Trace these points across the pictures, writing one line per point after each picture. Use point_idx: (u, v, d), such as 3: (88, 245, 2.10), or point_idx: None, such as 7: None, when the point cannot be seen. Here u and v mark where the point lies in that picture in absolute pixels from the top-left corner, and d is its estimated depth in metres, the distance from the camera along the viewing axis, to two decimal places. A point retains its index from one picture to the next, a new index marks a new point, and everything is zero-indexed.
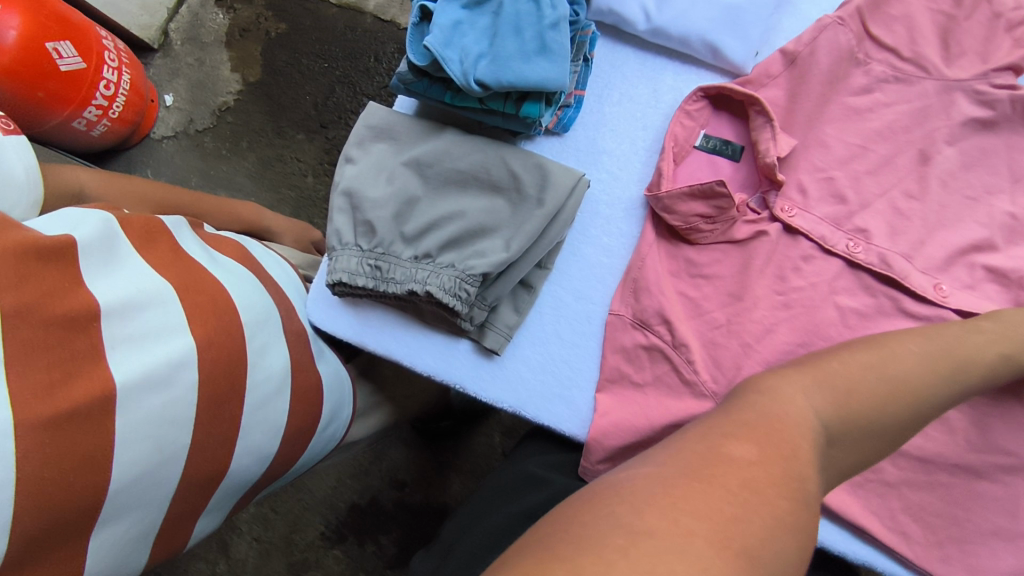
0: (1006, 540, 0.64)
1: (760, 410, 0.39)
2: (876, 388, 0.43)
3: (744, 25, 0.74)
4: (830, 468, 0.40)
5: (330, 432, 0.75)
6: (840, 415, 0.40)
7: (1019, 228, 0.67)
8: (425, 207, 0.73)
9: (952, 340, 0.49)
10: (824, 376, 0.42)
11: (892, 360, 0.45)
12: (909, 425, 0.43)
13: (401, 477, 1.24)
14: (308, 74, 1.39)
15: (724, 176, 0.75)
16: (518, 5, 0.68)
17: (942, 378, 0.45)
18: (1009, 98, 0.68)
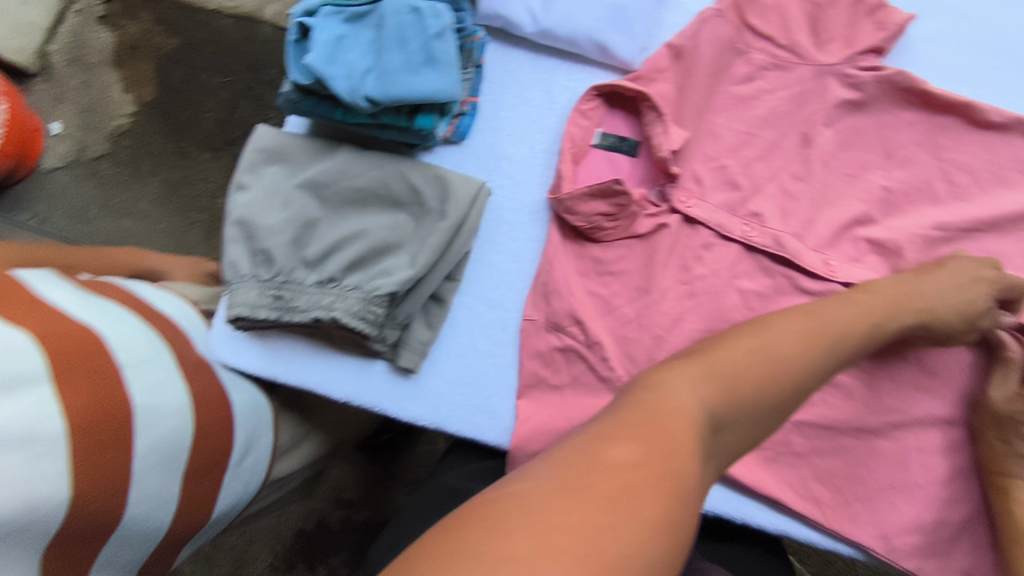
0: (902, 492, 0.69)
1: (641, 406, 0.40)
2: (761, 372, 0.44)
3: (628, 23, 0.75)
4: (714, 454, 0.42)
5: (249, 466, 0.72)
6: (725, 402, 0.42)
7: (892, 201, 0.72)
8: (325, 229, 0.72)
9: (835, 315, 0.51)
10: (711, 365, 0.44)
11: (777, 341, 0.47)
12: (791, 401, 0.46)
13: (347, 495, 1.22)
14: (205, 89, 1.32)
15: (623, 172, 0.76)
16: (399, 15, 0.67)
17: (821, 354, 0.47)
18: (873, 80, 0.72)
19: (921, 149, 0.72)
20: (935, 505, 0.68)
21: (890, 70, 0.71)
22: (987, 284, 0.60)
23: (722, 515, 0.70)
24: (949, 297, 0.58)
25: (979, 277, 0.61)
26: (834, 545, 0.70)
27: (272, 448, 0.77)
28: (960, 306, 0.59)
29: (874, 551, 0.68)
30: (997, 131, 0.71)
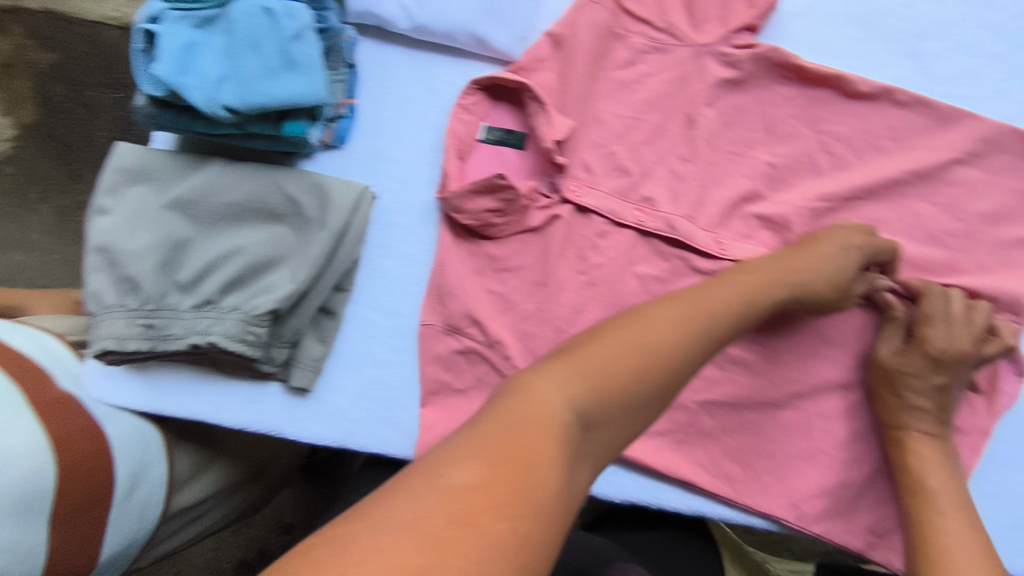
0: (808, 460, 0.69)
1: (504, 420, 0.39)
2: (634, 363, 0.43)
3: (503, 12, 0.73)
4: (586, 456, 0.41)
5: (140, 498, 0.68)
6: (596, 400, 0.41)
7: (777, 175, 0.73)
8: (198, 250, 0.69)
9: (711, 299, 0.50)
10: (581, 362, 0.42)
11: (651, 329, 0.45)
12: (671, 389, 0.45)
13: (287, 520, 1.13)
14: (95, 106, 1.17)
15: (512, 166, 0.75)
16: (251, 17, 0.63)
17: (698, 340, 0.47)
18: (749, 58, 0.72)
19: (800, 123, 0.72)
20: (839, 469, 0.69)
21: (764, 47, 0.71)
22: (853, 252, 0.62)
23: (635, 502, 0.71)
24: (821, 270, 0.59)
25: (847, 246, 0.62)
26: (748, 519, 0.70)
27: (168, 477, 0.72)
28: (829, 277, 0.59)
29: (784, 520, 0.69)
30: (870, 100, 0.71)
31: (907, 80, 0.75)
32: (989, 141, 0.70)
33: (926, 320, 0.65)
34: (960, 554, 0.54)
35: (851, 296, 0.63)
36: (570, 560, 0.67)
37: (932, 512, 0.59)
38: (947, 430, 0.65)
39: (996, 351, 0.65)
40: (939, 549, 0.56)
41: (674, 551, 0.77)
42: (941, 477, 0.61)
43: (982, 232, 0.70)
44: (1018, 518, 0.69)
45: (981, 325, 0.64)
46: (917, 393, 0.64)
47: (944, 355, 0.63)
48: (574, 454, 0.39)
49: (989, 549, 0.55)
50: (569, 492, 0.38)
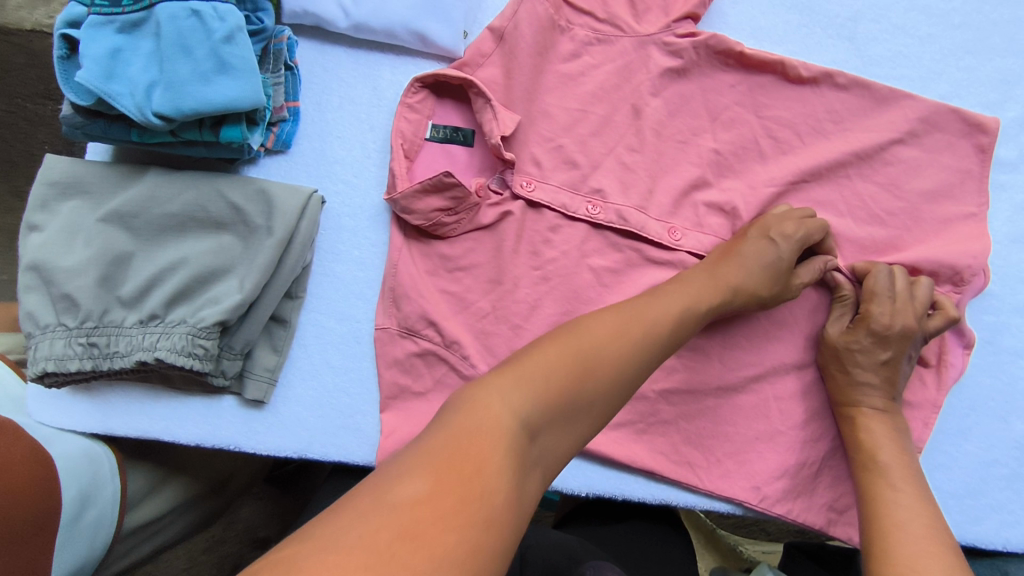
0: (767, 441, 0.70)
1: (450, 432, 0.39)
2: (571, 373, 0.45)
3: (444, 9, 0.73)
4: (535, 463, 0.41)
5: (92, 518, 0.65)
6: (540, 409, 0.42)
7: (724, 162, 0.73)
8: (141, 263, 0.67)
9: (644, 310, 0.53)
10: (523, 372, 0.43)
11: (586, 339, 0.48)
12: (610, 396, 0.47)
13: (264, 533, 1.07)
14: (35, 119, 1.09)
15: (460, 163, 0.74)
16: (177, 21, 0.60)
17: (634, 348, 0.50)
18: (691, 46, 0.72)
19: (743, 109, 0.73)
20: (797, 449, 0.70)
21: (704, 35, 0.72)
22: (785, 243, 0.64)
23: (600, 493, 0.72)
24: (750, 274, 0.62)
25: (783, 237, 0.64)
26: (712, 504, 0.71)
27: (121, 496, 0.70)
28: (758, 276, 0.63)
29: (747, 503, 0.69)
30: (809, 85, 0.72)
31: (845, 63, 0.77)
32: (925, 120, 0.72)
33: (870, 299, 0.67)
34: (911, 522, 0.56)
35: (793, 286, 0.65)
36: (540, 558, 0.67)
37: (883, 484, 0.61)
38: (897, 405, 0.67)
39: (940, 324, 0.67)
40: (890, 518, 0.57)
41: (644, 542, 0.78)
42: (892, 451, 0.63)
43: (922, 210, 0.71)
44: (968, 486, 0.71)
45: (924, 301, 0.66)
46: (866, 370, 0.66)
47: (888, 332, 0.66)
48: (523, 463, 0.40)
49: (937, 516, 0.57)
50: (520, 501, 0.39)
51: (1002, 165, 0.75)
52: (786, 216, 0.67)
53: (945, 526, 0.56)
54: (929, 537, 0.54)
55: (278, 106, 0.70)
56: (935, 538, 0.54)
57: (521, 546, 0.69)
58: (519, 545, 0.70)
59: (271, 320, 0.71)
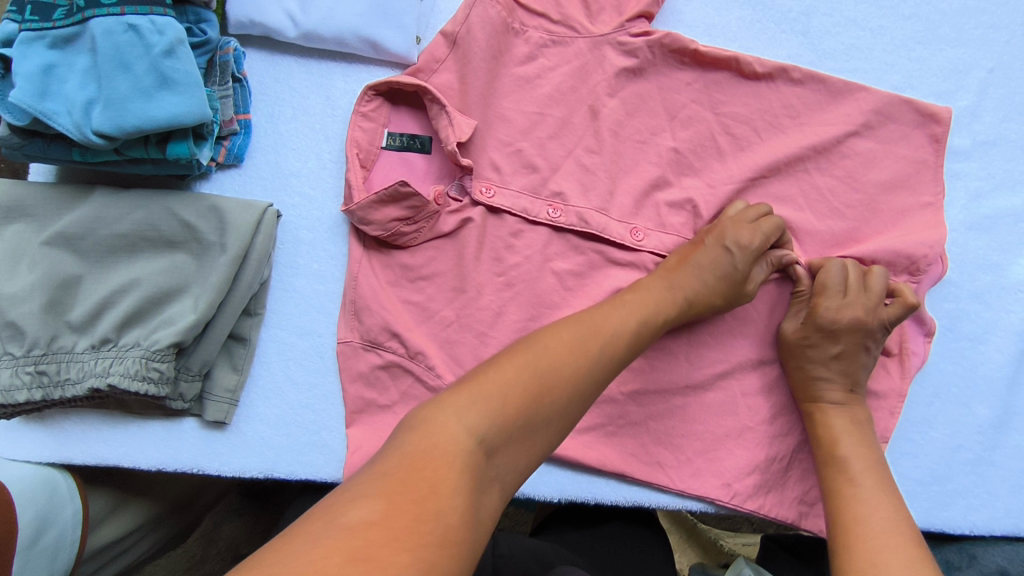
0: (735, 438, 0.70)
1: (403, 454, 0.40)
2: (529, 387, 0.45)
3: (395, 15, 0.72)
4: (493, 481, 0.42)
5: (50, 541, 0.63)
6: (496, 426, 0.42)
7: (684, 160, 0.73)
8: (90, 285, 0.65)
9: (602, 320, 0.54)
10: (478, 390, 0.44)
11: (545, 354, 0.48)
12: (569, 409, 0.47)
13: (246, 551, 0.98)
14: None
15: (418, 171, 0.73)
16: (113, 35, 0.59)
17: (592, 360, 0.50)
18: (646, 45, 0.72)
19: (700, 107, 0.73)
20: (766, 445, 0.70)
21: (658, 34, 0.72)
22: (741, 252, 0.64)
23: (572, 498, 0.72)
24: (704, 280, 0.64)
25: (738, 245, 0.65)
26: (684, 503, 0.71)
27: (83, 516, 0.67)
28: (713, 286, 0.64)
29: (718, 500, 0.69)
30: (765, 80, 0.72)
31: (800, 57, 0.77)
32: (879, 112, 0.72)
33: (819, 293, 0.67)
34: (871, 519, 0.56)
35: (747, 292, 0.66)
36: (514, 567, 0.66)
37: (844, 479, 0.61)
38: (858, 398, 0.67)
39: (897, 313, 0.67)
40: (852, 516, 0.58)
41: (620, 545, 0.78)
42: (852, 444, 0.63)
43: (880, 201, 0.72)
44: (935, 472, 0.72)
45: (877, 291, 0.67)
46: (819, 365, 0.66)
47: (840, 324, 0.66)
48: (479, 482, 0.40)
49: (897, 508, 0.57)
50: (477, 519, 0.39)
51: (955, 154, 0.75)
52: (740, 216, 0.67)
53: (905, 518, 0.56)
54: (890, 533, 0.54)
55: (227, 119, 0.69)
56: (894, 533, 0.54)
57: (494, 555, 0.68)
58: (491, 552, 0.68)
59: (230, 339, 0.70)
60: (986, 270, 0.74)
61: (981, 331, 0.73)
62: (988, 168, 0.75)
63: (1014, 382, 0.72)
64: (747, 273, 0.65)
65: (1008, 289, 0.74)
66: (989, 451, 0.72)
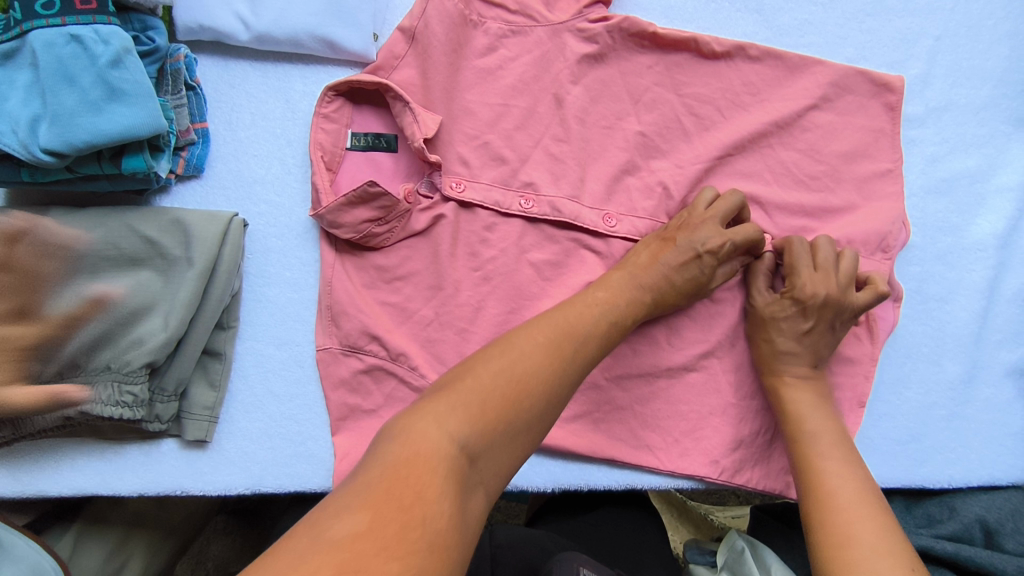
0: (720, 415, 0.71)
1: (385, 463, 0.40)
2: (505, 393, 0.46)
3: (350, 12, 0.71)
4: (476, 485, 0.43)
5: None
6: (478, 433, 0.44)
7: (651, 143, 0.73)
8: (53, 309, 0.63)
9: (571, 321, 0.55)
10: (457, 396, 0.45)
11: (519, 360, 0.49)
12: (545, 412, 0.48)
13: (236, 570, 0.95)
14: None
15: (386, 171, 0.71)
16: (55, 48, 0.56)
17: (563, 362, 0.51)
18: (605, 31, 0.72)
19: (662, 90, 0.73)
20: (750, 418, 0.71)
21: (617, 18, 0.72)
22: (709, 255, 0.65)
23: (565, 487, 0.72)
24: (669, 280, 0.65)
25: (704, 245, 0.65)
26: (674, 482, 0.72)
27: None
28: (679, 286, 0.65)
29: (707, 478, 0.70)
30: (724, 59, 0.73)
31: (756, 35, 0.78)
32: (836, 85, 0.74)
33: (795, 268, 0.68)
34: (844, 494, 0.57)
35: (708, 289, 0.68)
36: (516, 557, 0.66)
37: (813, 453, 0.62)
38: (819, 375, 0.68)
39: (869, 297, 0.67)
40: (827, 492, 0.58)
41: (613, 528, 0.78)
42: (817, 419, 0.64)
43: (842, 171, 0.73)
44: (912, 431, 0.74)
45: (846, 271, 0.67)
46: (786, 339, 0.67)
47: (818, 301, 0.66)
48: (463, 486, 0.41)
49: (866, 481, 0.59)
50: (463, 522, 0.40)
51: (911, 121, 0.78)
52: (710, 211, 0.67)
53: (874, 493, 0.58)
54: (869, 511, 0.55)
55: (184, 129, 0.67)
56: (868, 508, 0.55)
57: (491, 545, 0.67)
58: (488, 544, 0.68)
59: (205, 355, 0.68)
60: (947, 232, 0.76)
61: (946, 292, 0.76)
62: (942, 133, 0.78)
63: (980, 338, 0.75)
64: (712, 275, 0.67)
65: (968, 248, 0.76)
66: (961, 406, 0.75)
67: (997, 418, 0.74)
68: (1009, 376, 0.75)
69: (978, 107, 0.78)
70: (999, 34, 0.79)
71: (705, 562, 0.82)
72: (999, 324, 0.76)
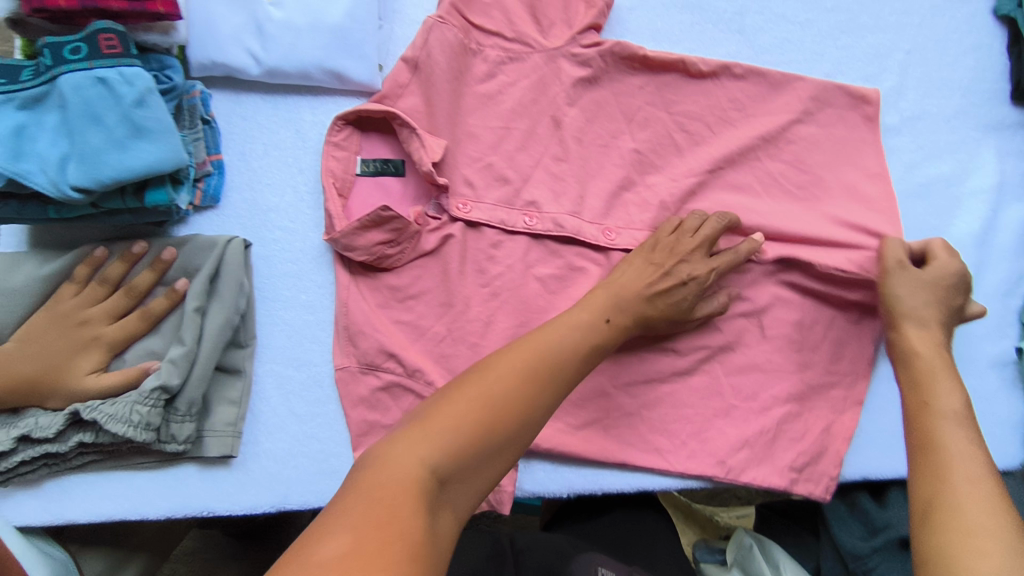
0: (724, 417, 0.74)
1: (366, 491, 0.42)
2: (480, 419, 0.48)
3: (355, 44, 0.74)
4: (449, 508, 0.45)
5: None
6: (451, 456, 0.46)
7: (646, 159, 0.77)
8: (78, 309, 0.66)
9: (553, 343, 0.56)
10: (433, 424, 0.47)
11: (497, 383, 0.51)
12: (519, 434, 0.50)
13: None
14: None
15: (395, 195, 0.74)
16: (82, 90, 0.58)
17: (542, 385, 0.53)
18: (598, 55, 0.76)
19: (654, 109, 0.77)
20: (751, 419, 0.74)
21: (609, 43, 0.76)
22: (693, 283, 0.69)
23: (579, 492, 0.75)
24: (658, 299, 0.67)
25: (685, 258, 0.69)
26: (683, 483, 0.75)
27: None
28: (666, 306, 0.68)
29: (714, 477, 0.73)
30: (710, 78, 0.78)
31: (739, 54, 0.83)
32: (816, 99, 0.78)
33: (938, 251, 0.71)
34: (963, 479, 0.51)
35: (694, 311, 0.71)
36: (536, 560, 0.68)
37: (931, 438, 0.55)
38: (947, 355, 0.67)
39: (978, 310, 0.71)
40: (945, 471, 0.52)
41: (624, 529, 0.81)
42: (944, 393, 0.59)
43: (827, 179, 0.78)
44: None
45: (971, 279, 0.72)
46: (934, 304, 0.68)
47: (952, 280, 0.69)
48: (436, 509, 0.44)
49: (994, 475, 0.51)
50: (436, 542, 0.42)
51: (888, 130, 0.82)
52: (696, 238, 0.70)
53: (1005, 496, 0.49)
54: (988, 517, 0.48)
55: (201, 161, 0.69)
56: (990, 503, 0.49)
57: (514, 551, 0.70)
58: (511, 550, 0.71)
59: (224, 373, 0.70)
60: (928, 233, 0.81)
61: None
62: (917, 141, 0.82)
63: (965, 332, 0.79)
64: (693, 304, 0.70)
65: None
66: None
67: (984, 408, 0.78)
68: (993, 366, 0.79)
69: (948, 116, 0.83)
70: (963, 47, 0.84)
71: (714, 560, 0.87)
72: (981, 318, 0.80)
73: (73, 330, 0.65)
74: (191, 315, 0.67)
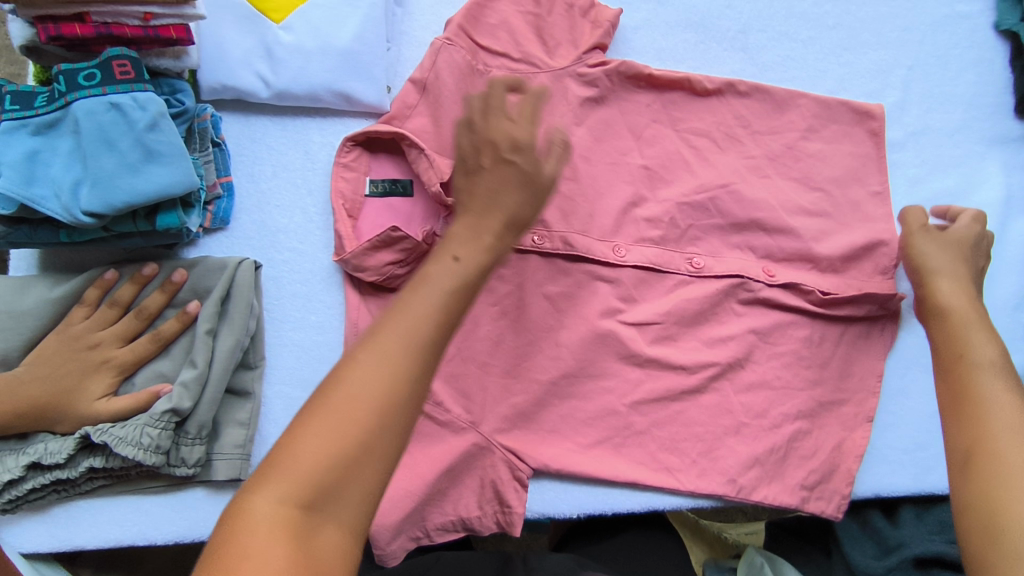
0: (736, 435, 0.73)
1: (221, 549, 0.37)
2: (333, 429, 0.40)
3: (363, 67, 0.75)
4: (331, 530, 0.39)
5: None
6: (305, 486, 0.39)
7: (655, 176, 0.77)
8: (87, 333, 0.65)
9: (405, 309, 0.43)
10: (280, 455, 0.39)
11: (348, 377, 0.41)
12: (389, 421, 0.41)
13: None
14: None
15: (403, 215, 0.74)
16: (96, 115, 0.59)
17: (401, 360, 0.41)
18: (604, 74, 0.77)
19: (661, 126, 0.78)
20: (763, 437, 0.73)
21: (614, 63, 0.76)
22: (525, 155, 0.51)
23: (590, 512, 0.74)
24: (505, 199, 0.50)
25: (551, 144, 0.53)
26: (695, 502, 0.74)
27: None
28: (513, 209, 0.50)
29: (727, 496, 0.72)
30: (715, 95, 0.78)
31: (743, 72, 0.84)
32: (820, 116, 0.79)
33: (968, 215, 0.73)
34: (1007, 435, 0.49)
35: (540, 176, 0.51)
36: None
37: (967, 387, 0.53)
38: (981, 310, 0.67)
39: None
40: (985, 426, 0.50)
41: (635, 549, 0.80)
42: (976, 336, 0.58)
43: (835, 195, 0.78)
44: (918, 440, 0.77)
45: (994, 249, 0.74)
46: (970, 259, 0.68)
47: (971, 245, 0.70)
48: (304, 547, 0.38)
49: None
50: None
51: (893, 145, 0.83)
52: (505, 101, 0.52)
53: None
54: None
55: (212, 183, 0.70)
56: None
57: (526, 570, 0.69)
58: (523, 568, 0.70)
59: (232, 395, 0.70)
60: None
61: None
62: (922, 155, 0.83)
63: None
64: (541, 170, 0.51)
65: None
66: None
67: None
68: None
69: (952, 130, 0.83)
70: (965, 62, 0.85)
71: None
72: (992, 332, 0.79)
73: (81, 354, 0.65)
74: (200, 337, 0.66)
